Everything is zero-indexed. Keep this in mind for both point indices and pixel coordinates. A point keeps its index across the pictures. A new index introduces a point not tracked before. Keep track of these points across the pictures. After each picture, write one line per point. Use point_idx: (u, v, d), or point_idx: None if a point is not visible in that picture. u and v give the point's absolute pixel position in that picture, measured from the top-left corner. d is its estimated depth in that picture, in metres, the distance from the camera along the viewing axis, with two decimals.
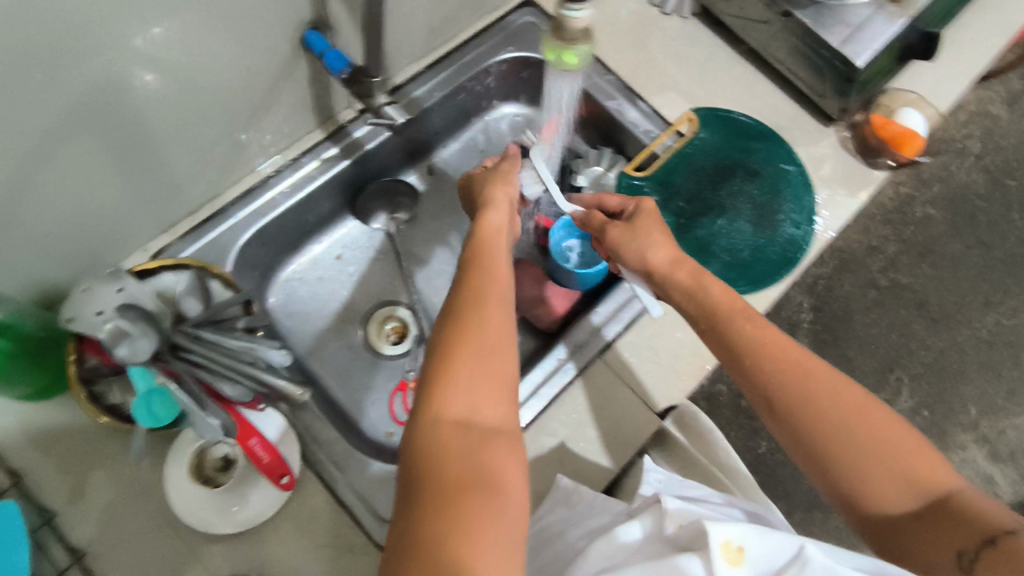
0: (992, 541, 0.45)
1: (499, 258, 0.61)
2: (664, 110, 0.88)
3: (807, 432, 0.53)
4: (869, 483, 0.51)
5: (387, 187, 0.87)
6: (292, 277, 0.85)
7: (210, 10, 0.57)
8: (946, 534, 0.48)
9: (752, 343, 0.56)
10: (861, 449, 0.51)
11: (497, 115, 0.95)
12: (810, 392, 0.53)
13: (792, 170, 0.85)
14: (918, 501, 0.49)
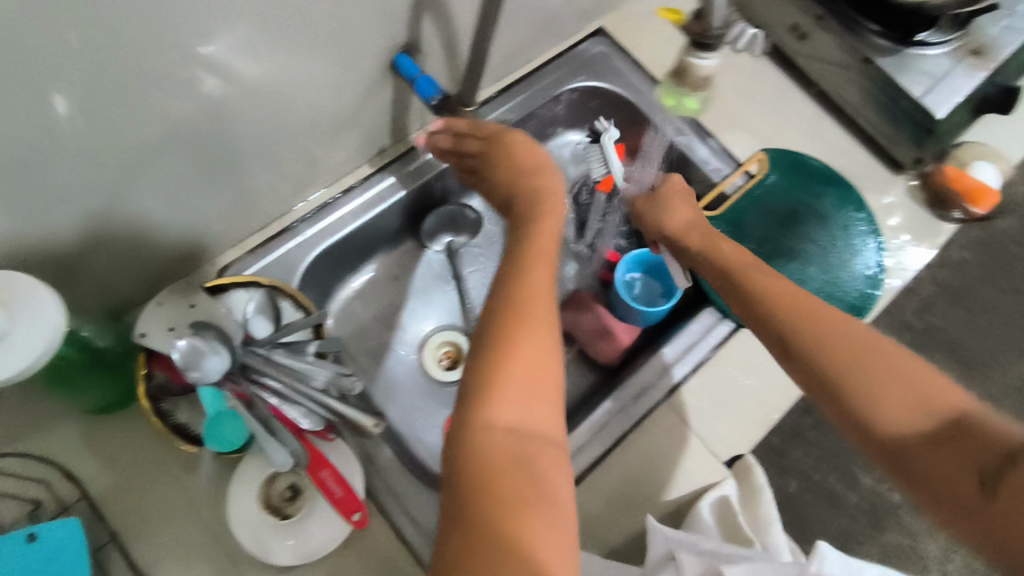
0: (1014, 460, 0.42)
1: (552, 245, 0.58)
2: (734, 148, 0.87)
3: (815, 358, 0.51)
4: (880, 406, 0.48)
5: (449, 213, 0.85)
6: (350, 296, 0.84)
7: (312, 32, 0.56)
8: (966, 455, 0.44)
9: (757, 293, 0.58)
10: (871, 371, 0.49)
11: (560, 142, 0.95)
12: (812, 320, 0.53)
13: (863, 219, 0.83)
14: (935, 423, 0.46)
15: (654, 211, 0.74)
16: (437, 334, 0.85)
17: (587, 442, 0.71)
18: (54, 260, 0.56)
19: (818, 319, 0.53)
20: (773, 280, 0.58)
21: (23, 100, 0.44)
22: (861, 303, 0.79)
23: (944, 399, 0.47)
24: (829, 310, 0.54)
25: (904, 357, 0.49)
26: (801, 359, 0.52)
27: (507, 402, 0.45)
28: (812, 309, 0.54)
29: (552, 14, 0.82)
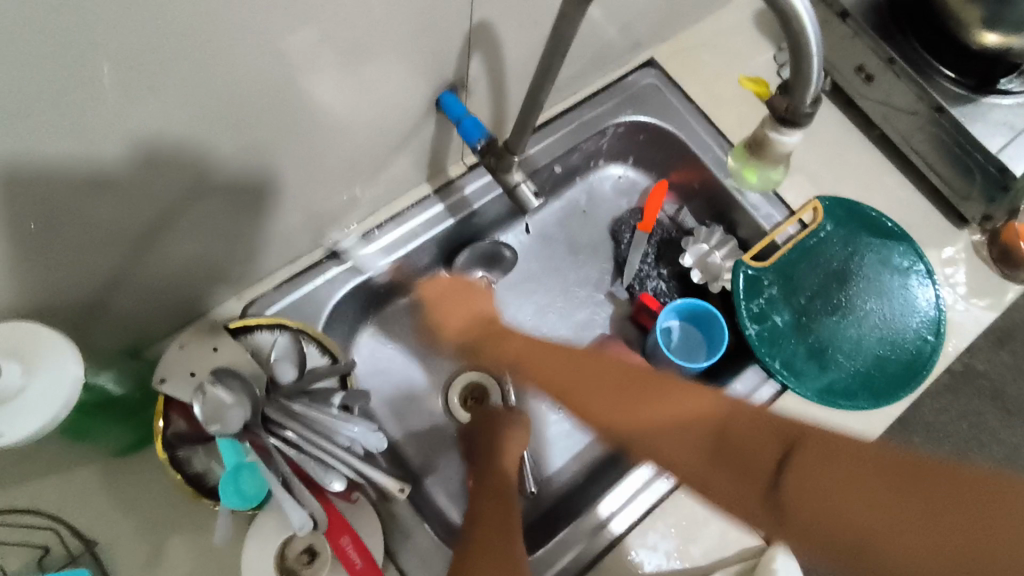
0: (788, 454, 0.46)
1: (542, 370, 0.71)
2: (786, 194, 0.83)
3: (716, 474, 0.49)
4: (803, 479, 0.44)
5: (486, 249, 0.83)
6: (376, 330, 0.80)
7: (360, 72, 0.53)
8: (742, 471, 0.48)
9: (613, 432, 0.61)
10: (666, 438, 0.54)
11: (602, 175, 0.91)
12: (680, 462, 0.53)
13: (923, 282, 0.79)
14: (775, 464, 0.46)
15: (451, 300, 0.80)
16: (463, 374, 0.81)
17: (619, 505, 0.68)
18: (79, 300, 0.54)
19: (652, 418, 0.57)
20: (614, 398, 0.61)
21: (60, 151, 0.42)
22: (921, 368, 0.74)
23: (773, 436, 0.48)
24: (680, 395, 0.56)
25: (738, 406, 0.52)
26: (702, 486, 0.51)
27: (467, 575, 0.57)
28: (636, 414, 0.58)
29: (604, 46, 0.78)
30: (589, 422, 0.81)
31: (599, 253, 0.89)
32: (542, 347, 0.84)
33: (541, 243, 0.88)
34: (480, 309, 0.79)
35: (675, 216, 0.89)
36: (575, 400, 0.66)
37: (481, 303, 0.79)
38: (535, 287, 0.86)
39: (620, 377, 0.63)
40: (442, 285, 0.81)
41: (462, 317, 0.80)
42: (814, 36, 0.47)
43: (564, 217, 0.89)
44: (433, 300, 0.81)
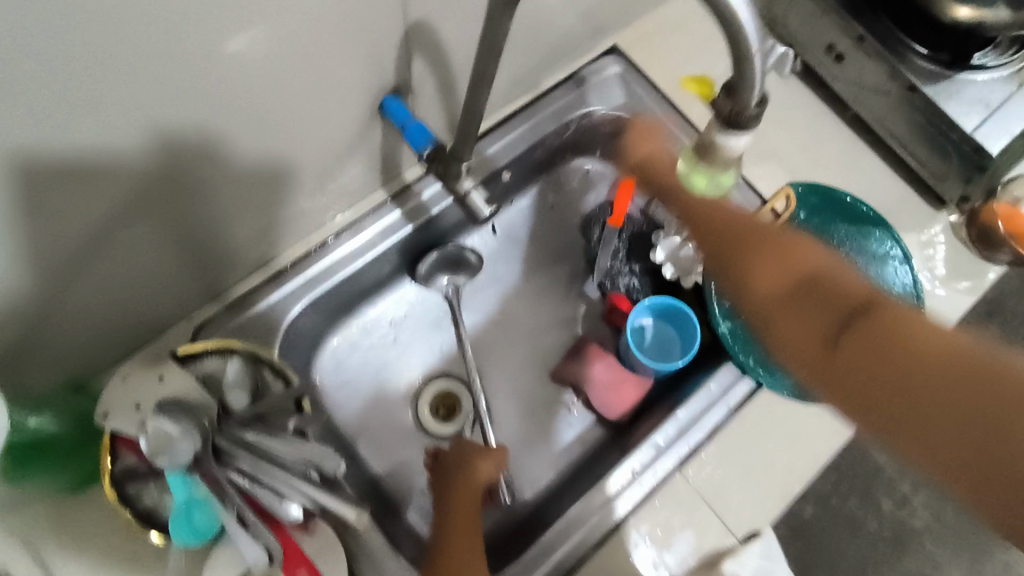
0: (862, 311, 0.49)
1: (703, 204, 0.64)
2: (758, 182, 0.80)
3: (838, 338, 0.49)
4: (904, 375, 0.45)
5: (449, 253, 0.79)
6: (342, 342, 0.78)
7: (288, 83, 0.50)
8: (814, 315, 0.51)
9: (726, 243, 0.60)
10: (768, 269, 0.56)
11: (570, 169, 0.87)
12: (825, 290, 0.52)
13: (901, 270, 0.76)
14: (847, 313, 0.50)
15: (637, 144, 0.73)
16: (434, 382, 0.79)
17: (591, 514, 0.66)
18: (6, 338, 0.51)
19: (793, 252, 0.56)
20: (771, 231, 0.59)
21: None
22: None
23: (934, 339, 0.46)
24: (817, 259, 0.54)
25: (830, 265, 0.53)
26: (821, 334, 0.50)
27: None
28: (787, 251, 0.56)
29: (562, 36, 0.75)
30: (563, 426, 0.78)
31: (569, 251, 0.86)
32: (514, 351, 0.81)
33: (511, 245, 0.85)
34: (662, 164, 0.70)
35: (645, 210, 0.85)
36: (707, 218, 0.63)
37: (653, 145, 0.73)
38: (504, 289, 0.83)
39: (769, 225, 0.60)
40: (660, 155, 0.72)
41: (642, 145, 0.73)
42: (757, 45, 0.44)
43: (532, 216, 0.86)
44: (635, 132, 0.75)
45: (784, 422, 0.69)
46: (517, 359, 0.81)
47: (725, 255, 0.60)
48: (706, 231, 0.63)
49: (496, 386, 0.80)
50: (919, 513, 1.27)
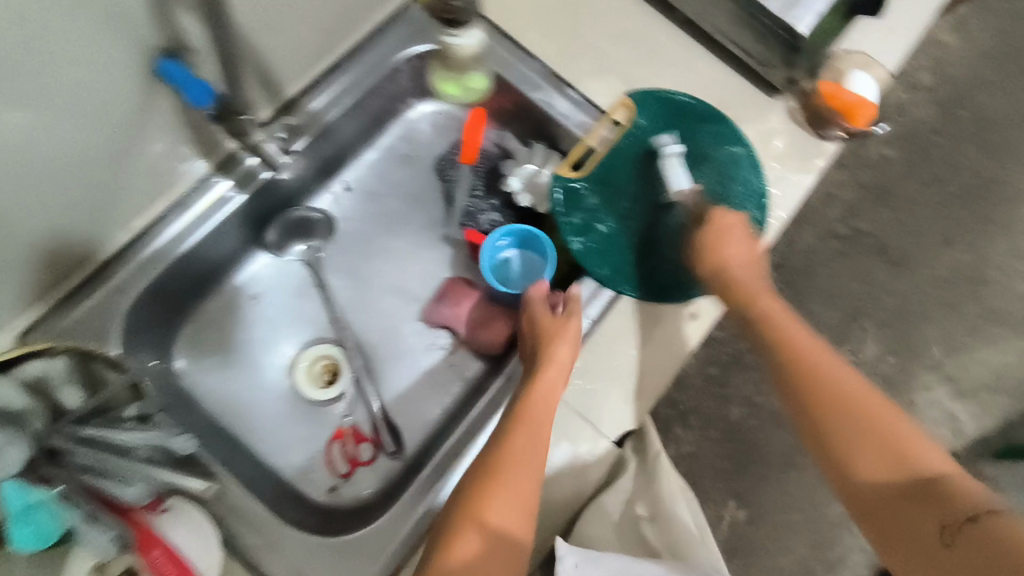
0: (974, 519, 0.46)
1: (731, 249, 0.67)
2: (595, 96, 0.80)
3: (855, 446, 0.53)
4: (898, 521, 0.50)
5: (296, 217, 0.79)
6: (206, 324, 0.77)
7: (17, 60, 0.47)
8: (920, 513, 0.49)
9: (807, 394, 0.56)
10: (821, 365, 0.57)
11: (416, 114, 0.86)
12: (824, 398, 0.55)
13: (740, 151, 0.76)
14: (959, 519, 0.47)
15: (715, 244, 0.68)
16: (311, 347, 0.79)
17: (465, 445, 0.68)
18: None
19: (811, 360, 0.58)
20: (775, 307, 0.64)
21: None
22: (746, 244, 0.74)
23: (962, 499, 0.48)
24: (848, 380, 0.56)
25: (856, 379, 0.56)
26: (823, 440, 0.54)
27: (492, 520, 0.55)
28: (812, 365, 0.57)
29: None
30: (446, 368, 0.80)
31: (428, 197, 0.86)
32: (387, 304, 0.82)
33: (367, 200, 0.85)
34: (733, 248, 0.67)
35: (499, 143, 0.85)
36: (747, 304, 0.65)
37: (740, 245, 0.68)
38: (369, 245, 0.84)
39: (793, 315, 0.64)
40: (733, 221, 0.69)
41: (726, 247, 0.67)
42: None
43: (384, 167, 0.86)
44: (712, 232, 0.68)
45: (643, 323, 0.72)
46: (393, 308, 0.82)
47: (779, 380, 0.59)
48: (720, 292, 0.67)
49: (371, 341, 0.81)
50: None
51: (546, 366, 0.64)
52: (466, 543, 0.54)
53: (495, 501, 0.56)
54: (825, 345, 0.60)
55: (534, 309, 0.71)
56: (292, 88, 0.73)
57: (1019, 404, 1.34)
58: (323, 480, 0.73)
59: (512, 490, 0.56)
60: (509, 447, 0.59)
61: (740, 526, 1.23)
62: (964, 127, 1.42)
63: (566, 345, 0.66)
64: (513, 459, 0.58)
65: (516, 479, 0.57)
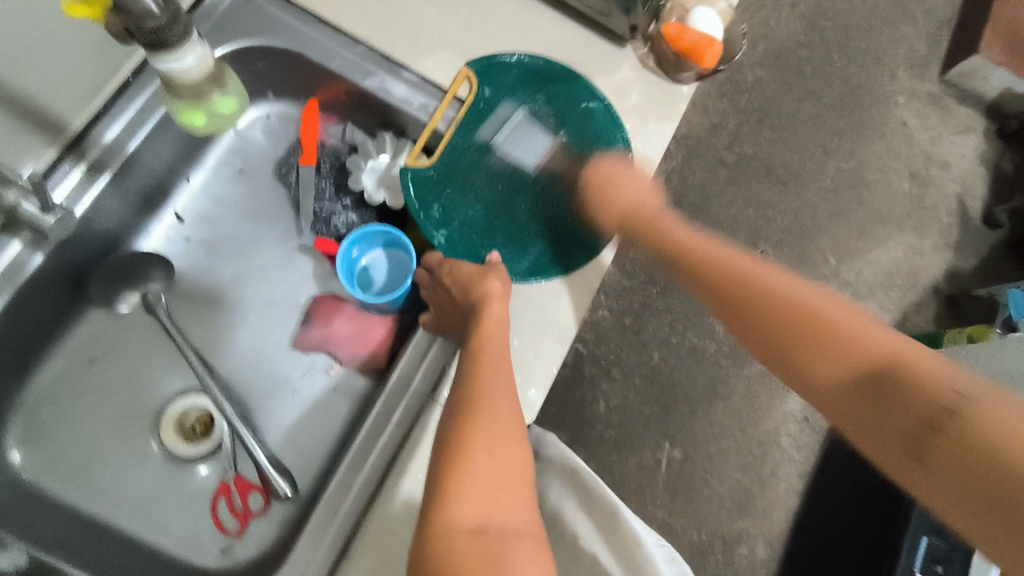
0: (949, 416, 0.40)
1: (628, 186, 0.68)
2: (432, 74, 0.73)
3: (817, 355, 0.47)
4: (877, 419, 0.44)
5: (116, 264, 0.69)
6: (40, 404, 0.68)
7: None
8: (890, 414, 0.43)
9: (743, 318, 0.53)
10: (749, 291, 0.53)
11: (246, 121, 0.79)
12: (782, 316, 0.50)
13: (595, 106, 0.74)
14: (931, 419, 0.41)
15: (603, 194, 0.69)
16: (177, 402, 0.71)
17: (355, 479, 0.63)
18: None
19: (747, 282, 0.53)
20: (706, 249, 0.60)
21: None
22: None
23: (925, 386, 0.42)
24: (798, 293, 0.51)
25: (807, 289, 0.51)
26: (781, 363, 0.50)
27: (467, 501, 0.47)
28: (755, 292, 0.52)
29: None
30: (329, 392, 0.74)
31: (280, 210, 0.79)
32: (251, 336, 0.75)
33: (208, 226, 0.78)
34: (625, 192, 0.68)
35: (344, 137, 0.78)
36: (671, 245, 0.63)
37: (635, 188, 0.68)
38: (219, 275, 0.77)
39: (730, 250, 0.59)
40: (619, 163, 0.70)
41: (609, 198, 0.68)
42: None
43: (221, 188, 0.79)
44: (592, 186, 0.69)
45: (524, 309, 0.70)
46: (256, 342, 0.75)
47: (717, 302, 0.56)
48: (640, 237, 0.68)
49: (240, 378, 0.74)
50: None
51: (483, 327, 0.61)
52: (454, 540, 0.45)
53: (473, 482, 0.49)
54: (757, 261, 0.56)
55: (441, 273, 0.68)
56: (78, 119, 0.63)
57: (910, 294, 1.40)
58: (212, 541, 0.67)
59: (486, 468, 0.50)
60: (480, 417, 0.53)
61: (678, 464, 1.24)
62: (829, 38, 1.45)
63: (498, 302, 0.64)
64: (485, 429, 0.52)
65: (487, 451, 0.51)
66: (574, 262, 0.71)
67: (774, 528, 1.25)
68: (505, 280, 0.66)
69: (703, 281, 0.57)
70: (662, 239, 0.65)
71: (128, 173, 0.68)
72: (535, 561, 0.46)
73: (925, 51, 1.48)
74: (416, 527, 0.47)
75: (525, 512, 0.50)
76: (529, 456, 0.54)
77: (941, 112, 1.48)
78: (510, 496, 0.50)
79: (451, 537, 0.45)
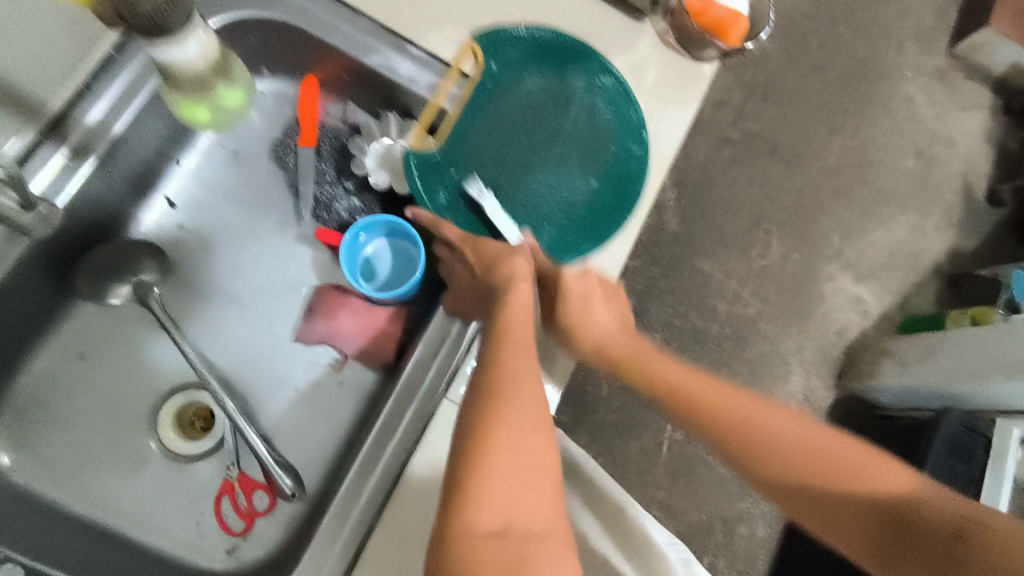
0: (903, 527, 0.46)
1: (602, 310, 0.61)
2: (439, 51, 0.69)
3: (844, 494, 0.48)
4: (905, 557, 0.46)
5: (106, 255, 0.65)
6: (31, 403, 0.65)
7: None
8: (926, 550, 0.45)
9: (732, 441, 0.52)
10: (758, 446, 0.51)
11: None
12: (794, 458, 0.50)
13: (610, 81, 0.68)
14: (948, 535, 0.45)
15: (582, 320, 0.60)
16: (176, 397, 0.68)
17: (366, 481, 0.60)
18: None
19: (755, 432, 0.52)
20: (665, 363, 0.58)
21: None
22: (631, 184, 0.67)
23: (934, 516, 0.46)
24: (788, 432, 0.51)
25: (816, 432, 0.51)
26: (786, 480, 0.50)
27: (486, 503, 0.45)
28: (739, 426, 0.52)
29: None
30: (335, 387, 0.71)
31: (278, 195, 0.75)
32: (253, 327, 0.72)
33: (203, 211, 0.74)
34: (606, 330, 0.60)
35: (344, 117, 0.73)
36: (664, 388, 0.56)
37: (601, 310, 0.60)
38: (216, 264, 0.73)
39: (689, 370, 0.57)
40: (591, 280, 0.61)
41: (591, 324, 0.60)
42: None
43: (215, 171, 0.74)
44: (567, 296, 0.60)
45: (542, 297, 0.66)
46: (257, 335, 0.72)
47: (716, 444, 0.54)
48: (616, 367, 0.60)
49: (238, 372, 0.70)
50: (749, 304, 1.29)
51: (508, 310, 0.57)
52: (472, 546, 0.43)
53: (494, 481, 0.45)
54: (743, 392, 0.54)
55: (465, 251, 0.64)
56: (57, 98, 0.58)
57: (912, 275, 1.37)
58: (218, 542, 0.65)
59: (508, 467, 0.46)
60: (504, 408, 0.49)
61: (679, 447, 1.22)
62: (835, 10, 1.41)
63: (525, 284, 0.59)
64: (506, 425, 0.48)
65: (511, 444, 0.47)
66: (592, 248, 0.66)
67: (773, 509, 1.23)
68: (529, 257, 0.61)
69: (716, 427, 0.53)
70: (658, 372, 0.57)
71: (114, 157, 0.63)
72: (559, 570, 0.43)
73: (932, 25, 1.45)
74: (435, 523, 0.45)
75: (550, 510, 0.47)
76: (555, 448, 0.50)
77: (947, 88, 1.44)
78: (533, 494, 0.46)
79: (468, 542, 0.43)
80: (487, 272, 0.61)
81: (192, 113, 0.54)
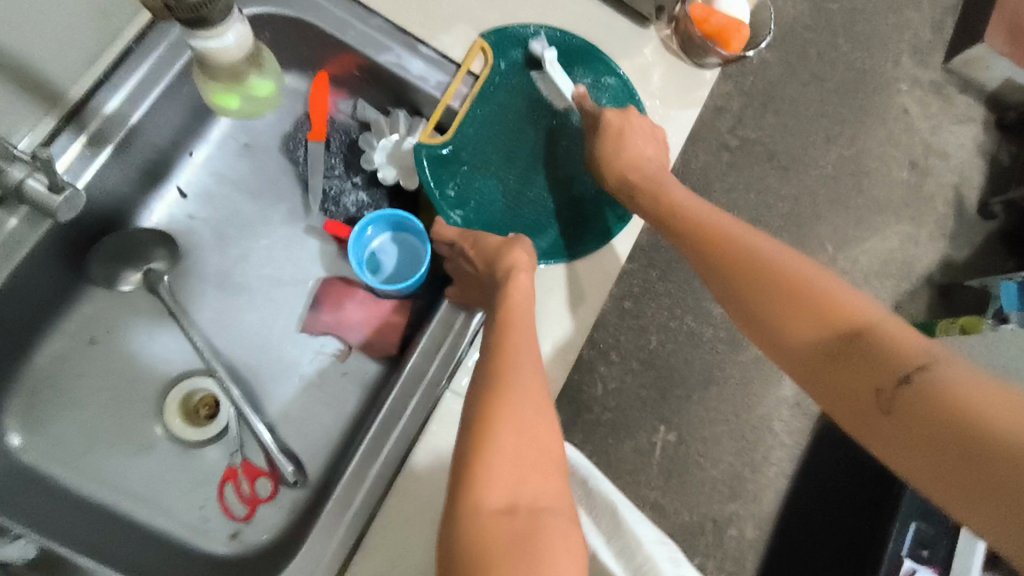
0: (904, 380, 0.40)
1: (676, 186, 0.64)
2: (450, 51, 0.70)
3: (792, 315, 0.47)
4: (841, 373, 0.43)
5: (119, 241, 0.67)
6: (40, 387, 0.66)
7: None
8: (856, 370, 0.42)
9: (712, 252, 0.54)
10: (750, 280, 0.50)
11: None
12: (784, 273, 0.49)
13: (614, 82, 0.72)
14: (899, 377, 0.40)
15: (618, 144, 0.66)
16: (182, 383, 0.69)
17: (370, 468, 0.61)
18: None
19: (751, 261, 0.51)
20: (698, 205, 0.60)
21: None
22: None
23: (889, 352, 0.42)
24: (789, 269, 0.49)
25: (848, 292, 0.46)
26: (756, 310, 0.49)
27: (496, 481, 0.46)
28: (736, 253, 0.52)
29: None
30: (340, 378, 0.72)
31: (288, 189, 0.76)
32: (260, 317, 0.73)
33: (212, 203, 0.75)
34: (638, 148, 0.66)
35: (354, 113, 0.75)
36: (693, 228, 0.58)
37: (641, 144, 0.66)
38: (225, 253, 0.74)
39: (702, 201, 0.61)
40: (627, 116, 0.67)
41: (626, 148, 0.66)
42: None
43: (226, 162, 0.76)
44: (609, 135, 0.66)
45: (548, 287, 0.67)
46: (263, 324, 0.73)
47: (705, 260, 0.55)
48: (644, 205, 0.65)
49: (244, 361, 0.72)
50: None
51: (510, 297, 0.59)
52: (482, 518, 0.44)
53: (502, 461, 0.47)
54: (747, 228, 0.55)
55: (464, 245, 0.65)
56: (76, 88, 0.60)
57: (904, 282, 1.39)
58: (221, 527, 0.66)
59: (515, 448, 0.48)
60: (509, 393, 0.51)
61: (673, 447, 1.23)
62: (835, 22, 1.43)
63: (524, 274, 0.61)
64: (512, 405, 0.50)
65: (516, 427, 0.49)
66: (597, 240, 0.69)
67: (763, 510, 1.24)
68: (523, 249, 0.63)
69: (716, 262, 0.54)
70: (702, 243, 0.56)
71: (130, 146, 0.64)
72: (568, 543, 0.45)
73: (929, 39, 1.47)
74: (445, 500, 0.47)
75: (555, 490, 0.49)
76: (559, 435, 0.52)
77: (942, 101, 1.47)
78: (538, 474, 0.48)
79: (480, 519, 0.44)
80: (486, 264, 0.63)
81: (223, 100, 0.57)
